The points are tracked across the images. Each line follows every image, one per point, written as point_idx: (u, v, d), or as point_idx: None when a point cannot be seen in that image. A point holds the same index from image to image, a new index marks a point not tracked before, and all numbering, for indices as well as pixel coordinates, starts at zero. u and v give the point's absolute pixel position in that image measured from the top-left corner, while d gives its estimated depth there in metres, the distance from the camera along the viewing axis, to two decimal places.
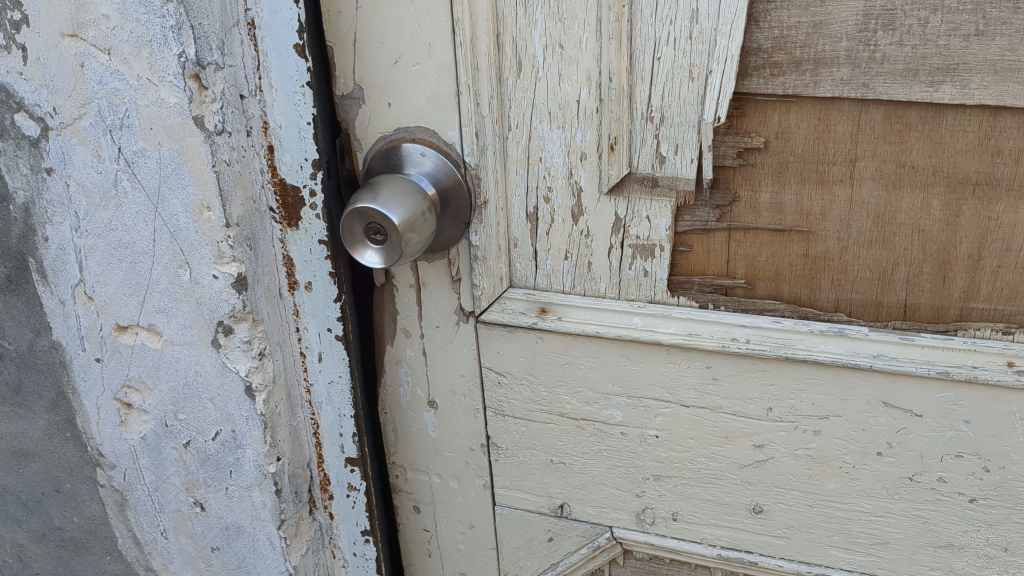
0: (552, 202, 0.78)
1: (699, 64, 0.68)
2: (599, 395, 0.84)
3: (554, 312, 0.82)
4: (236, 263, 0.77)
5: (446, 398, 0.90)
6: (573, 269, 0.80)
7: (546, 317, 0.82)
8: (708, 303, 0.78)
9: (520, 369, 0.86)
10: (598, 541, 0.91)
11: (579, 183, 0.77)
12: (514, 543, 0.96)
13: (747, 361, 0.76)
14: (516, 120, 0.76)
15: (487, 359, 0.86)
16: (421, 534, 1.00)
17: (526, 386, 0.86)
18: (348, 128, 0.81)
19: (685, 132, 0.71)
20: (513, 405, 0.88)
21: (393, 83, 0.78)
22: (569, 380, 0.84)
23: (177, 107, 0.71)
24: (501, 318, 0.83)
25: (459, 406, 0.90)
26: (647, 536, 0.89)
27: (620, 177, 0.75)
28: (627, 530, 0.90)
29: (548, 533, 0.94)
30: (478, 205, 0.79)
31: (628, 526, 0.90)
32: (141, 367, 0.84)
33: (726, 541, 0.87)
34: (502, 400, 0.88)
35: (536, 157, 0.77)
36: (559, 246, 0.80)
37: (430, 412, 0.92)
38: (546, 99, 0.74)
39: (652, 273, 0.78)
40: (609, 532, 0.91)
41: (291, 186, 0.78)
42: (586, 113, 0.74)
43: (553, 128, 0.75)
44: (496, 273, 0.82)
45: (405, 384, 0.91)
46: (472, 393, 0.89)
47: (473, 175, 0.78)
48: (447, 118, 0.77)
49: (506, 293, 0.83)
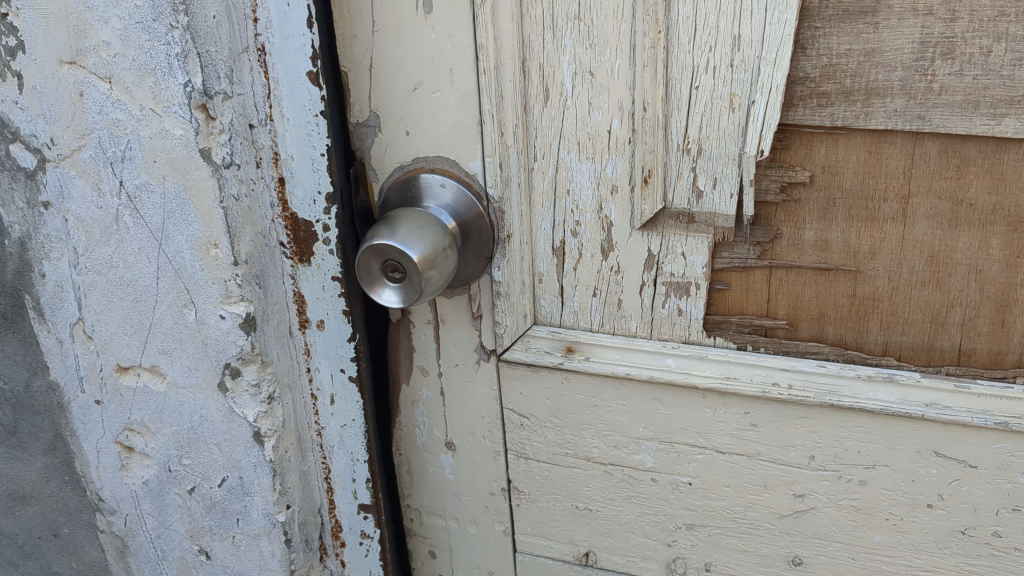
0: (580, 236, 0.74)
1: (740, 93, 0.64)
2: (629, 440, 0.79)
3: (581, 351, 0.77)
4: (244, 303, 0.72)
5: (465, 440, 0.85)
6: (601, 307, 0.76)
7: (573, 357, 0.77)
8: (747, 344, 0.72)
9: (543, 412, 0.81)
10: None
11: (610, 217, 0.72)
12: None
13: (789, 407, 0.72)
14: (542, 150, 0.72)
15: (509, 400, 0.82)
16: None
17: (550, 429, 0.81)
18: (363, 156, 0.77)
19: (724, 165, 0.66)
20: (536, 449, 0.83)
21: (411, 110, 0.74)
22: (596, 424, 0.79)
23: (182, 139, 0.67)
24: (524, 357, 0.79)
25: (479, 448, 0.85)
26: None
27: (654, 213, 0.70)
28: None
29: None
30: (501, 238, 0.75)
31: None
32: (143, 409, 0.80)
33: None
34: (524, 444, 0.83)
35: (563, 189, 0.73)
36: (587, 282, 0.75)
37: (447, 454, 0.87)
38: (575, 128, 0.70)
39: (687, 312, 0.73)
40: None
41: (303, 220, 0.73)
42: (618, 144, 0.69)
43: (583, 159, 0.71)
44: (521, 310, 0.77)
45: (422, 424, 0.87)
46: (493, 435, 0.84)
47: (496, 207, 0.74)
48: (468, 148, 0.73)
49: (529, 331, 0.78)
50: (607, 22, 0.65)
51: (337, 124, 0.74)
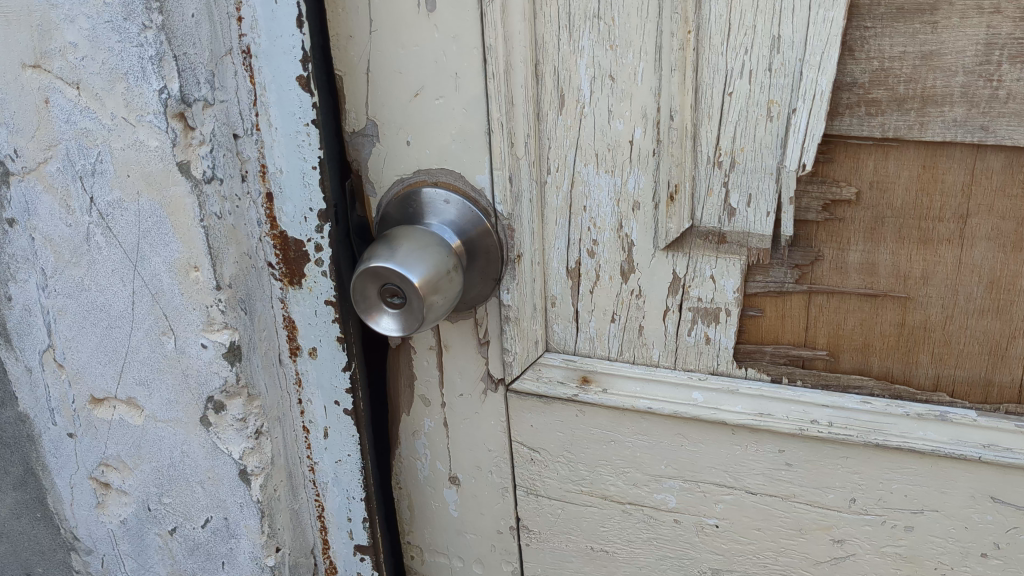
0: (598, 256, 0.67)
1: (780, 101, 0.57)
2: (650, 478, 0.72)
3: (598, 382, 0.70)
4: (228, 330, 0.66)
5: (471, 475, 0.79)
6: (620, 333, 0.69)
7: (589, 389, 0.71)
8: (782, 376, 0.66)
9: (556, 446, 0.74)
10: None
11: (631, 236, 0.65)
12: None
13: (829, 446, 0.65)
14: (556, 162, 0.66)
15: (519, 432, 0.75)
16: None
17: (563, 465, 0.75)
18: (360, 168, 0.71)
19: (760, 181, 0.60)
20: (548, 485, 0.76)
21: (412, 118, 0.67)
22: (613, 460, 0.73)
23: (158, 152, 0.60)
24: (535, 388, 0.72)
25: (485, 484, 0.79)
26: None
27: (680, 232, 0.63)
28: None
29: None
30: (511, 258, 0.68)
31: None
32: (119, 444, 0.73)
33: None
34: (535, 479, 0.76)
35: (579, 205, 0.66)
36: (605, 306, 0.69)
37: (451, 489, 0.80)
38: (593, 138, 0.64)
39: (715, 341, 0.66)
40: None
41: (294, 239, 0.67)
42: (641, 156, 0.63)
43: (601, 172, 0.64)
44: (532, 336, 0.71)
45: (423, 457, 0.80)
46: (501, 469, 0.77)
47: (506, 225, 0.67)
48: (475, 160, 0.67)
49: (541, 359, 0.72)
50: (630, 21, 0.59)
51: (331, 133, 0.67)
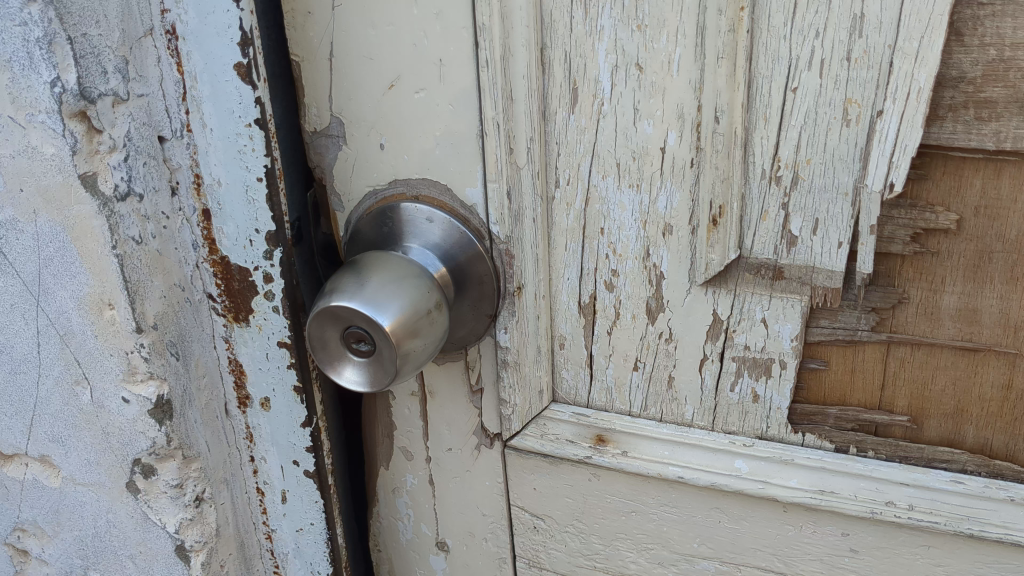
0: (617, 290, 0.54)
1: (860, 100, 0.43)
2: (679, 556, 0.59)
3: (617, 443, 0.57)
4: (154, 381, 0.53)
5: (462, 541, 0.66)
6: (645, 383, 0.55)
7: (605, 451, 0.57)
8: (849, 445, 0.52)
9: (564, 514, 0.61)
10: None
11: (659, 267, 0.52)
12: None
13: (905, 533, 0.52)
14: (566, 172, 0.52)
15: (519, 496, 0.62)
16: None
17: (573, 536, 0.62)
18: (324, 175, 0.57)
19: (831, 203, 0.46)
20: (555, 558, 0.64)
21: (386, 116, 0.53)
22: (634, 534, 0.60)
23: (55, 161, 0.47)
24: (539, 447, 0.59)
25: (480, 552, 0.66)
26: None
27: (724, 265, 0.50)
28: None
29: None
30: (509, 290, 0.55)
31: None
32: (35, 508, 0.60)
33: None
34: (538, 550, 0.64)
35: (595, 226, 0.53)
36: (626, 351, 0.55)
37: (438, 555, 0.67)
38: (613, 143, 0.50)
39: (765, 399, 0.53)
40: None
41: (237, 266, 0.53)
42: (675, 167, 0.49)
43: (623, 187, 0.51)
44: (534, 385, 0.58)
45: (406, 518, 0.67)
46: (497, 537, 0.64)
47: (503, 250, 0.54)
48: (464, 170, 0.53)
49: (546, 413, 0.59)
50: None
51: (283, 135, 0.54)
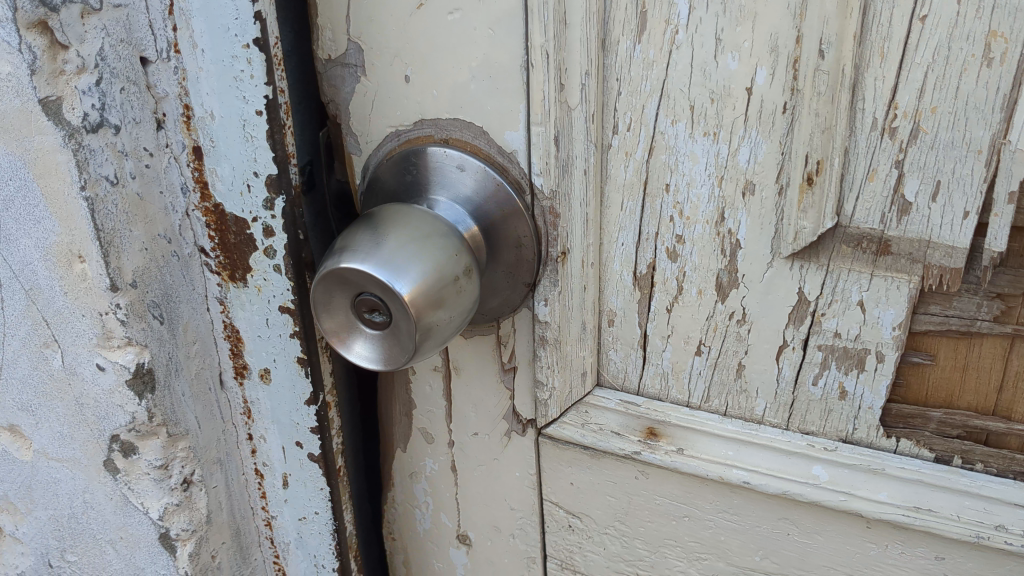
0: (682, 259, 0.45)
1: (1009, 33, 0.34)
2: (737, 569, 0.51)
3: (670, 438, 0.49)
4: (133, 347, 0.45)
5: (486, 535, 0.58)
6: (709, 369, 0.47)
7: (657, 446, 0.49)
8: (954, 455, 0.43)
9: (604, 514, 0.54)
10: None
11: (736, 234, 0.43)
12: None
13: (1015, 565, 0.43)
14: (628, 116, 0.43)
15: (552, 490, 0.54)
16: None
17: (614, 539, 0.54)
18: (339, 111, 0.49)
19: (958, 163, 0.37)
20: (591, 562, 0.56)
21: (414, 42, 0.45)
22: (685, 540, 0.52)
23: (11, 81, 0.39)
24: (579, 438, 0.51)
25: (506, 549, 0.58)
26: None
27: (817, 236, 0.41)
28: None
29: None
30: (552, 256, 0.46)
31: None
32: (5, 482, 0.53)
33: None
34: (573, 551, 0.56)
35: (659, 181, 0.44)
36: (688, 332, 0.47)
37: (459, 549, 0.60)
38: (688, 81, 0.41)
39: (854, 396, 0.44)
40: None
41: (233, 216, 0.45)
42: (761, 113, 0.40)
43: (697, 135, 0.42)
44: (577, 366, 0.50)
45: (423, 506, 0.60)
46: (527, 534, 0.57)
47: (546, 207, 0.45)
48: (505, 111, 0.44)
49: (589, 400, 0.51)
50: None
51: (289, 64, 0.45)
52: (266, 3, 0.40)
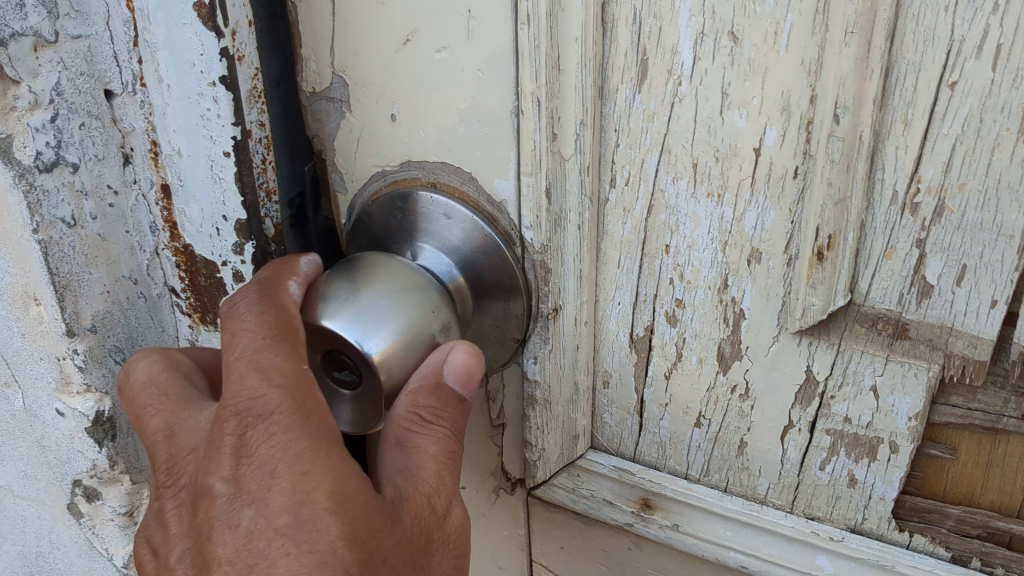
0: (682, 325, 0.41)
1: None
2: None
3: (664, 512, 0.45)
4: (93, 395, 0.44)
5: None
6: (708, 442, 0.43)
7: (650, 519, 0.46)
8: (973, 557, 0.39)
9: None
10: None
11: (740, 304, 0.39)
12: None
13: None
14: (627, 168, 0.39)
15: (541, 554, 0.52)
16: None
17: None
18: (324, 147, 0.45)
19: (987, 247, 0.32)
20: None
21: (399, 79, 0.41)
22: None
23: None
24: (569, 502, 0.48)
25: None
26: None
27: (827, 313, 0.36)
28: None
29: None
30: (544, 311, 0.43)
31: None
32: None
33: None
34: None
35: (658, 241, 0.40)
36: (687, 401, 0.43)
37: None
38: (691, 137, 0.37)
39: (865, 484, 0.40)
40: None
41: (203, 260, 0.43)
42: (770, 176, 0.35)
43: (700, 195, 0.38)
44: (569, 427, 0.46)
45: None
46: None
47: (539, 261, 0.41)
48: (495, 158, 0.40)
49: (581, 462, 0.47)
50: None
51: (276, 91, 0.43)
52: (232, 40, 0.37)
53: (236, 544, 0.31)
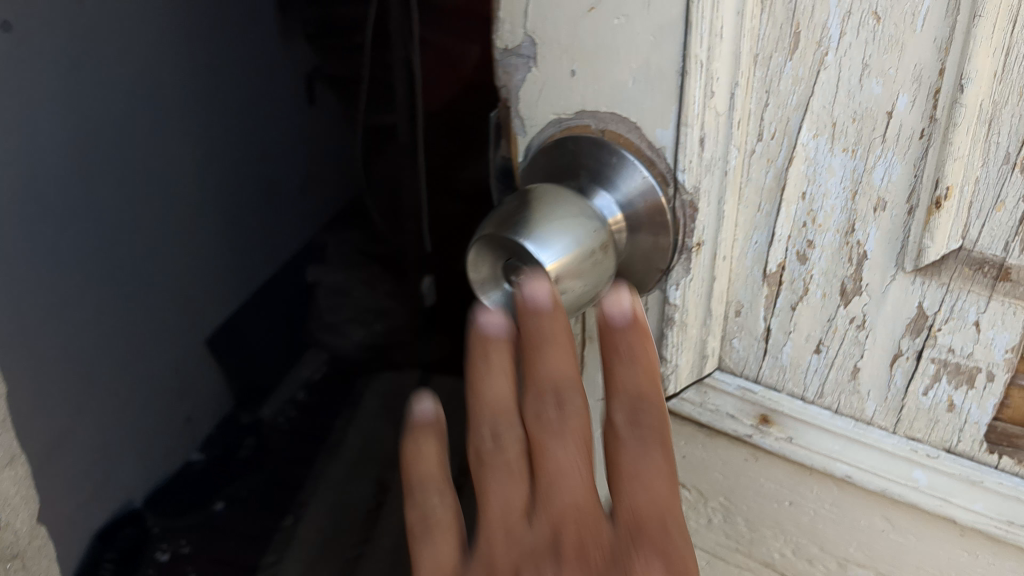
0: (812, 263, 0.46)
1: None
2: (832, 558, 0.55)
3: (780, 426, 0.52)
4: None
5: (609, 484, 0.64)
6: (825, 368, 0.49)
7: (768, 431, 0.53)
8: None
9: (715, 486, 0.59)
10: None
11: (864, 245, 0.44)
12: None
13: None
14: (773, 123, 0.44)
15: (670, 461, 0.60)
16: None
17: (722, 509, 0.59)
18: (509, 95, 0.52)
19: None
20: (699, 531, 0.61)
21: (581, 36, 0.46)
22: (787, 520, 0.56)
23: None
24: (696, 415, 0.56)
25: None
26: None
27: (938, 256, 0.42)
28: None
29: None
30: (687, 244, 0.49)
31: None
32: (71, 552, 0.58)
33: None
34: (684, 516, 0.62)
35: (796, 189, 0.45)
36: (809, 330, 0.48)
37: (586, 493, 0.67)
38: (832, 99, 0.42)
39: (961, 411, 0.45)
40: None
41: None
42: (899, 138, 0.40)
43: (837, 150, 0.43)
44: (699, 344, 0.53)
45: None
46: None
47: (687, 200, 0.47)
48: (659, 108, 0.46)
49: (709, 380, 0.54)
50: None
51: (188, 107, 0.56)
52: None
53: (551, 505, 0.42)
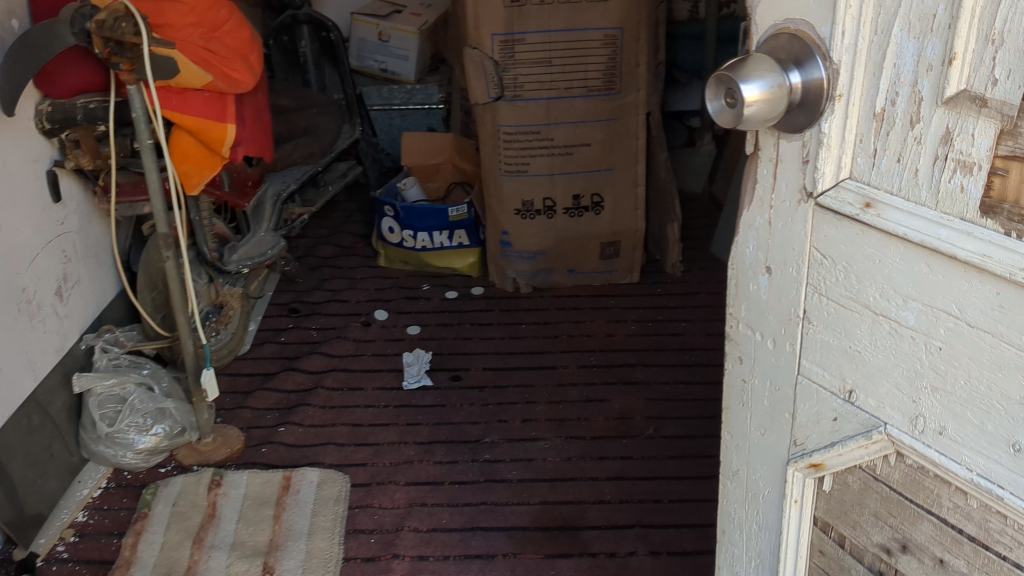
0: (897, 106, 0.79)
1: None
2: (899, 295, 0.85)
3: (876, 208, 0.84)
4: None
5: (780, 265, 0.98)
6: (902, 173, 0.81)
7: (868, 212, 0.84)
8: (1013, 232, 0.74)
9: (840, 255, 0.90)
10: (874, 434, 0.92)
11: (921, 92, 0.77)
12: (807, 412, 1.01)
13: None
14: (884, 26, 0.78)
15: (817, 240, 0.92)
16: (740, 382, 1.11)
17: (842, 270, 0.90)
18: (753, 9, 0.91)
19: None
20: (830, 287, 0.92)
21: None
22: (878, 275, 0.86)
23: None
24: (833, 206, 0.88)
25: (788, 276, 0.98)
26: (915, 443, 0.88)
27: (953, 92, 0.74)
28: (899, 432, 0.89)
29: (835, 412, 0.97)
30: (833, 95, 0.84)
31: (902, 427, 0.89)
32: None
33: (982, 469, 0.83)
34: (820, 280, 0.93)
35: (890, 62, 0.79)
36: (895, 148, 0.81)
37: (764, 276, 1.01)
38: (910, 8, 0.76)
39: (967, 191, 0.76)
40: (883, 428, 0.91)
41: None
42: (939, 27, 0.74)
43: (911, 37, 0.76)
44: (838, 162, 0.87)
45: (751, 245, 1.02)
46: (799, 268, 0.96)
47: (836, 69, 0.83)
48: (824, 16, 0.82)
49: (842, 182, 0.87)
50: None
51: None
52: None
53: None
